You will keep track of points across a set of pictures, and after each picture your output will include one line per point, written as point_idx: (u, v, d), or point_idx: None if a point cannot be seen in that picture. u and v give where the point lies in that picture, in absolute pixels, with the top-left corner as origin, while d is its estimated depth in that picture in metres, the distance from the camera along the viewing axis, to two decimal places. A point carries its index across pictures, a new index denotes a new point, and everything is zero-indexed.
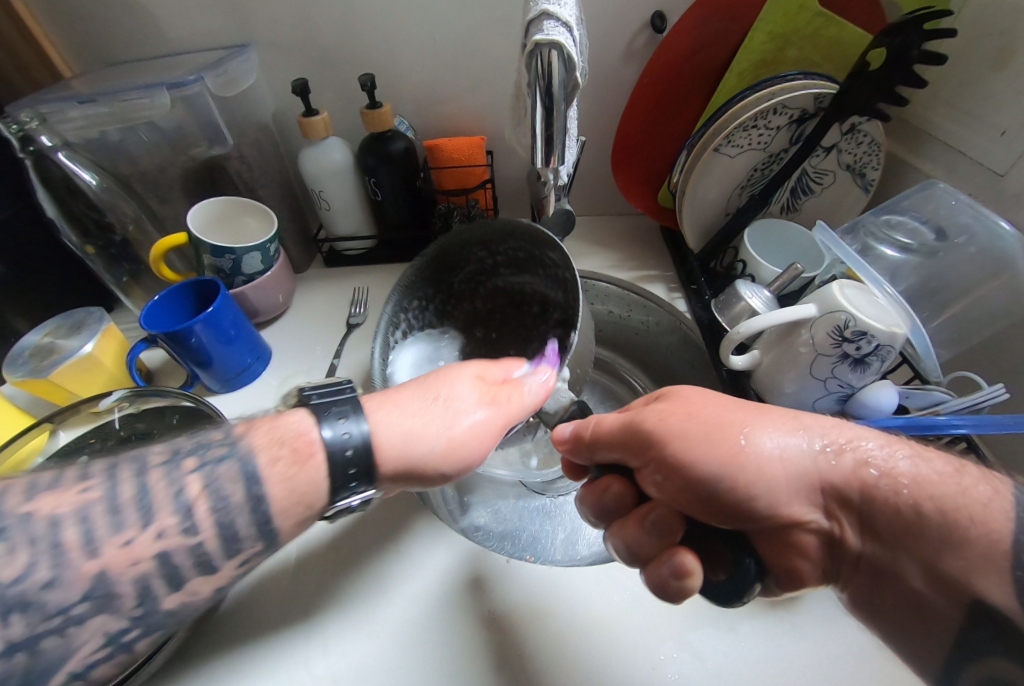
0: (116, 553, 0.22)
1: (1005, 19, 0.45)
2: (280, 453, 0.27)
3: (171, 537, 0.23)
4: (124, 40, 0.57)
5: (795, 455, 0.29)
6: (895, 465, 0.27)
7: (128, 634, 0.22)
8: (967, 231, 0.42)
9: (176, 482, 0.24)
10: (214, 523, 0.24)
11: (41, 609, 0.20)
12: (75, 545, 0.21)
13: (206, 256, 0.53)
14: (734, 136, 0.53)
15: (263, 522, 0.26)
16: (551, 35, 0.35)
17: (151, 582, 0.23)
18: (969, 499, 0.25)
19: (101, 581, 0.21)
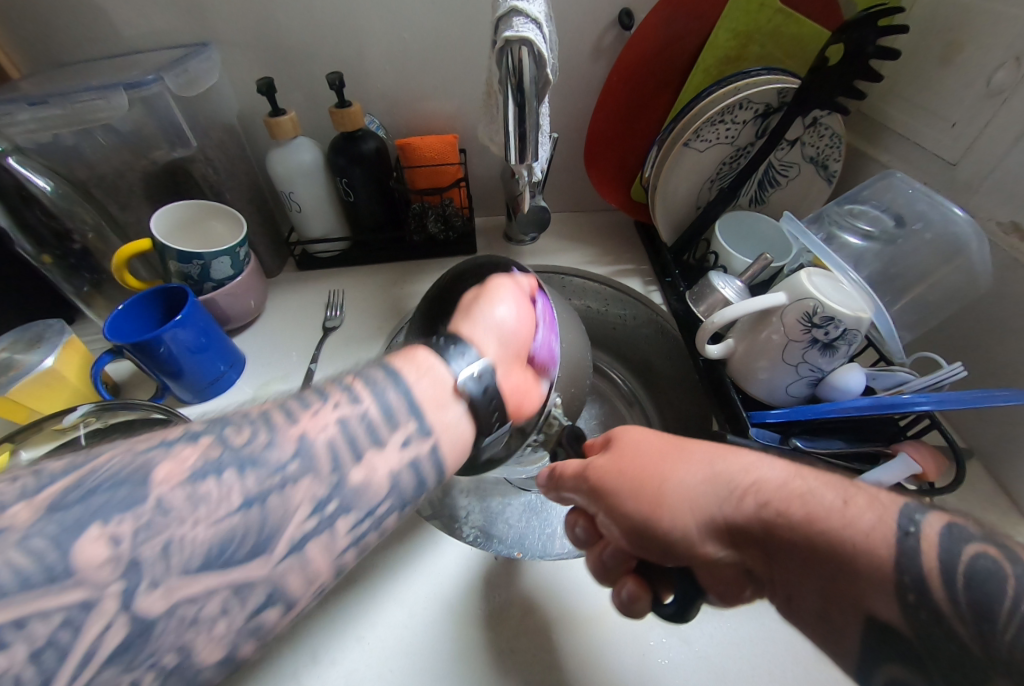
0: (307, 422, 0.24)
1: (954, 15, 0.47)
2: (407, 363, 0.29)
3: (343, 408, 0.26)
4: (76, 38, 0.55)
5: (704, 495, 0.28)
6: (787, 492, 0.26)
7: (327, 505, 0.23)
8: (923, 218, 0.44)
9: (344, 385, 0.27)
10: (377, 407, 0.26)
11: (264, 467, 0.22)
12: (279, 420, 0.24)
13: (172, 262, 0.51)
14: (703, 132, 0.54)
15: (408, 400, 0.27)
16: (521, 32, 0.35)
17: (337, 450, 0.24)
18: (851, 532, 0.23)
19: (304, 446, 0.24)
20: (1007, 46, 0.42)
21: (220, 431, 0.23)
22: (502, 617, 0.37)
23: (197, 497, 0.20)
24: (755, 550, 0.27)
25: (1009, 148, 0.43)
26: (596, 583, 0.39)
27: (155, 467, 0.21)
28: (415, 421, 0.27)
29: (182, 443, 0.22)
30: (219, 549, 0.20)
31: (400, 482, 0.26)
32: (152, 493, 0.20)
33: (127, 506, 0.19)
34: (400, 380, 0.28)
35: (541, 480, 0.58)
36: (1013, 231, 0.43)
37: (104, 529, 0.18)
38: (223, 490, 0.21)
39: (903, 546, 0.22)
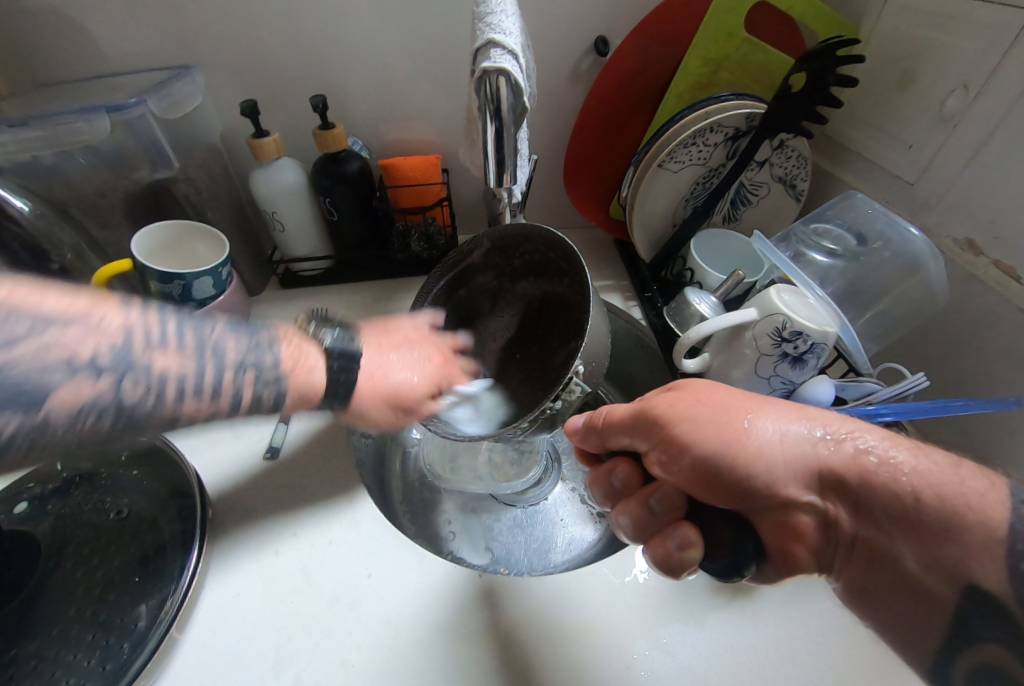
0: (186, 403, 0.24)
1: (906, 46, 0.50)
2: (291, 357, 0.28)
3: (184, 374, 0.24)
4: (58, 60, 0.55)
5: (797, 433, 0.30)
6: (889, 451, 0.28)
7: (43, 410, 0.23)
8: (883, 237, 0.46)
9: (224, 357, 0.26)
10: (180, 386, 0.24)
11: (131, 418, 0.23)
12: (172, 390, 0.24)
13: (154, 283, 0.51)
14: (676, 153, 0.56)
15: (276, 405, 0.28)
16: (498, 63, 0.37)
17: (195, 426, 0.26)
18: (967, 489, 0.25)
19: (176, 419, 0.25)
20: (956, 75, 0.45)
21: (121, 376, 0.22)
22: (485, 634, 0.37)
23: (73, 421, 0.21)
24: (848, 493, 0.28)
25: (961, 169, 0.45)
26: (580, 598, 0.40)
27: (55, 391, 0.20)
28: (152, 422, 0.24)
29: (84, 374, 0.21)
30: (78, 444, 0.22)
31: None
32: (42, 408, 0.20)
33: (14, 412, 0.19)
34: (276, 355, 0.28)
35: (528, 494, 0.56)
36: (968, 247, 0.45)
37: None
38: (88, 423, 0.22)
39: (1014, 514, 0.24)
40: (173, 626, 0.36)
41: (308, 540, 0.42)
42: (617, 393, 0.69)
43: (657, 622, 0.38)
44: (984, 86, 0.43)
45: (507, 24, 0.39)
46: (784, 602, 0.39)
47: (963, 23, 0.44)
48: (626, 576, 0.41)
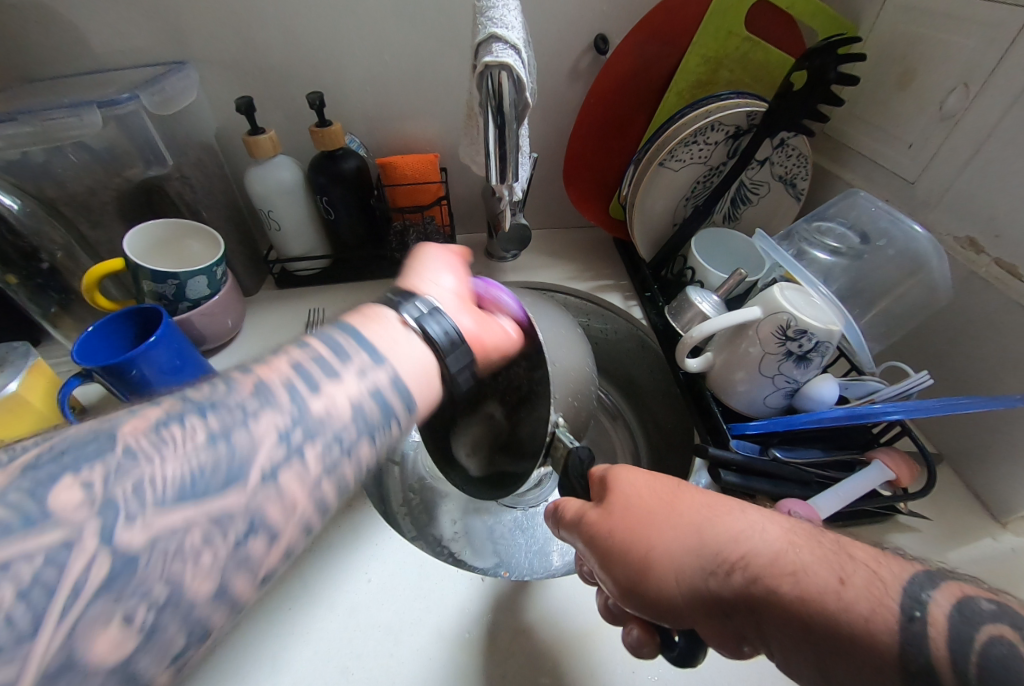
0: (263, 369, 0.25)
1: (906, 45, 0.50)
2: (359, 317, 0.31)
3: (295, 353, 0.27)
4: (48, 55, 0.54)
5: (688, 565, 0.26)
6: (774, 569, 0.23)
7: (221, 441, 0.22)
8: (886, 235, 0.46)
9: (296, 339, 0.28)
10: (246, 372, 0.25)
11: (227, 406, 0.23)
12: (238, 373, 0.25)
13: (146, 282, 0.50)
14: (677, 152, 0.56)
15: (370, 342, 0.29)
16: (500, 58, 0.36)
17: (294, 384, 0.25)
18: (851, 615, 0.21)
19: (261, 386, 0.24)
20: (956, 74, 0.45)
21: (180, 392, 0.23)
22: (489, 640, 0.37)
23: (163, 440, 0.21)
24: (739, 622, 0.24)
25: (962, 167, 0.45)
26: (585, 602, 0.39)
27: (120, 424, 0.21)
28: (268, 403, 0.24)
29: (144, 407, 0.22)
30: (191, 480, 0.20)
31: (364, 408, 0.26)
32: (119, 442, 0.20)
33: (96, 457, 0.19)
34: (352, 328, 0.30)
35: (528, 496, 0.57)
36: (969, 245, 0.45)
37: (76, 477, 0.18)
38: (187, 432, 0.21)
39: (908, 633, 0.20)
40: None
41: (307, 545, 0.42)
42: (616, 393, 0.70)
43: None
44: (985, 85, 0.43)
45: (508, 19, 0.38)
46: None
47: (963, 21, 0.44)
48: None
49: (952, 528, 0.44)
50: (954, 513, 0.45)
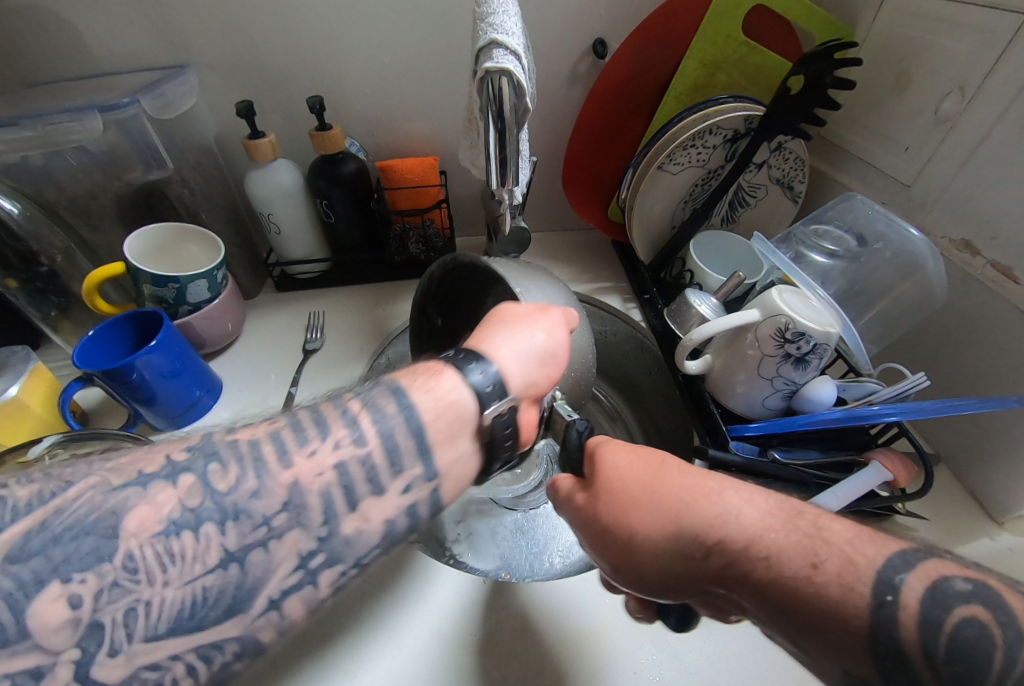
0: (303, 465, 0.23)
1: (902, 49, 0.51)
2: (426, 378, 0.27)
3: (343, 448, 0.24)
4: (47, 59, 0.54)
5: (669, 547, 0.28)
6: (747, 554, 0.24)
7: (236, 557, 0.21)
8: (883, 237, 0.47)
9: (342, 407, 0.26)
10: (282, 465, 0.23)
11: (249, 518, 0.21)
12: (272, 457, 0.23)
13: (146, 286, 0.50)
14: (675, 155, 0.57)
15: (418, 436, 0.25)
16: (501, 63, 0.36)
17: (330, 497, 0.23)
18: (822, 599, 0.21)
19: (293, 497, 0.22)
20: (951, 78, 0.46)
21: (201, 470, 0.22)
22: (492, 642, 0.37)
23: (168, 558, 0.19)
24: (720, 592, 0.26)
25: (957, 170, 0.46)
26: (587, 604, 0.39)
27: (128, 514, 0.20)
28: (295, 525, 0.22)
29: (161, 485, 0.21)
30: (191, 608, 0.19)
31: (394, 528, 0.25)
32: (121, 547, 0.19)
33: (93, 563, 0.18)
34: (419, 409, 0.26)
35: (527, 497, 0.59)
36: (965, 247, 0.46)
37: (64, 588, 0.18)
38: (200, 545, 0.20)
39: (879, 618, 0.20)
40: None
41: None
42: (616, 394, 0.70)
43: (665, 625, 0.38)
44: (980, 89, 0.43)
45: (509, 24, 0.39)
46: None
47: (958, 26, 0.45)
48: None
49: (949, 527, 0.44)
50: (951, 512, 0.45)
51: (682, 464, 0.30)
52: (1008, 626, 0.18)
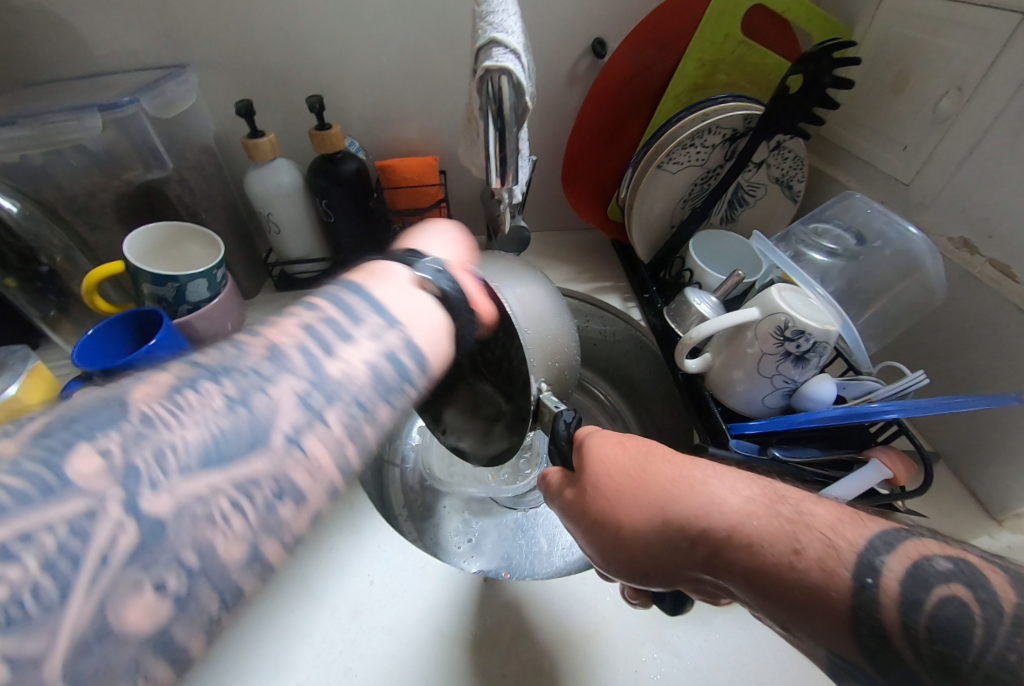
0: (272, 332, 0.23)
1: (900, 48, 0.51)
2: (366, 273, 0.27)
3: (310, 315, 0.24)
4: (47, 58, 0.54)
5: (658, 538, 0.28)
6: (734, 544, 0.24)
7: (240, 404, 0.20)
8: (882, 236, 0.47)
9: (304, 301, 0.26)
10: (263, 335, 0.23)
11: (243, 374, 0.21)
12: (253, 339, 0.23)
13: (146, 285, 0.50)
14: (675, 154, 0.57)
15: (382, 307, 0.25)
16: (500, 62, 0.36)
17: (309, 348, 0.23)
18: (803, 583, 0.22)
19: (274, 349, 0.22)
20: (949, 78, 0.46)
21: (187, 359, 0.22)
22: (492, 640, 0.37)
23: (178, 407, 0.19)
24: (708, 580, 0.27)
25: (955, 169, 0.46)
26: (586, 602, 0.39)
27: (132, 390, 0.19)
28: (287, 370, 0.22)
29: (153, 373, 0.20)
30: (216, 443, 0.19)
31: (383, 373, 0.24)
32: (134, 409, 0.18)
33: (109, 422, 0.18)
34: (371, 284, 0.27)
35: (528, 496, 0.58)
36: (964, 246, 0.46)
37: (92, 445, 0.17)
38: (203, 398, 0.20)
39: (861, 599, 0.21)
40: None
41: (308, 548, 0.42)
42: (615, 394, 0.70)
43: (664, 623, 0.38)
44: (977, 89, 0.43)
45: (508, 23, 0.39)
46: None
47: (956, 26, 0.45)
48: None
49: (949, 524, 0.44)
50: (951, 510, 0.45)
51: (667, 456, 0.31)
52: (987, 603, 0.19)
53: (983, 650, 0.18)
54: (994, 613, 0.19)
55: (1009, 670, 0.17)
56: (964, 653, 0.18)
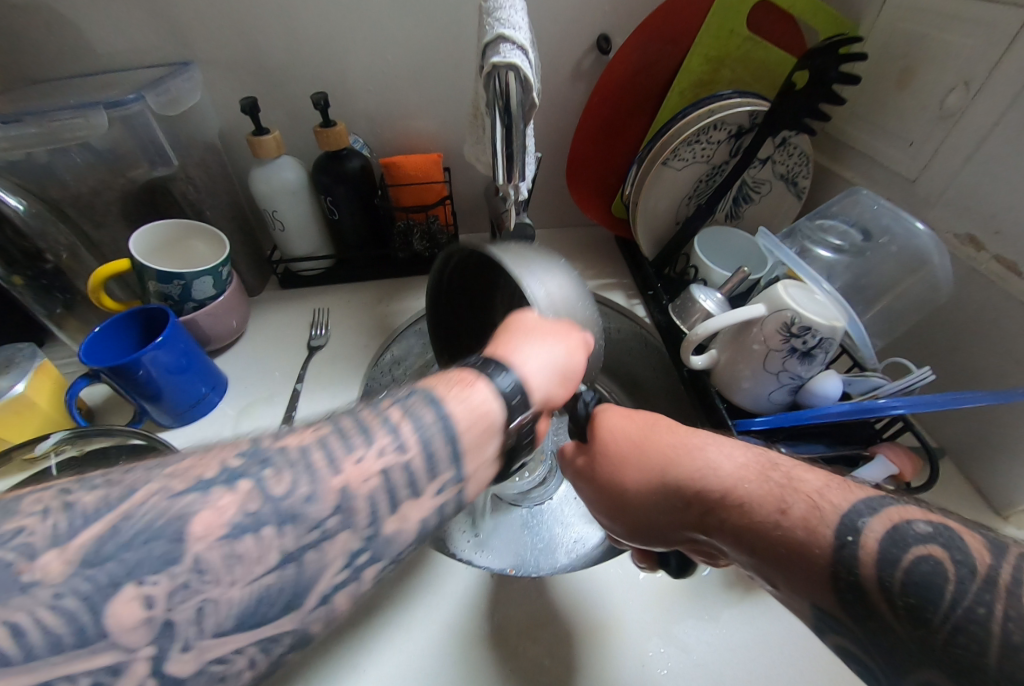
0: (351, 471, 0.22)
1: (907, 44, 0.51)
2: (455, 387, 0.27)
3: (387, 451, 0.24)
4: (51, 56, 0.54)
5: (661, 496, 0.31)
6: (723, 501, 0.27)
7: (292, 543, 0.20)
8: (888, 232, 0.47)
9: (383, 413, 0.25)
10: (328, 465, 0.22)
11: (304, 521, 0.21)
12: (322, 464, 0.22)
13: (151, 283, 0.50)
14: (680, 151, 0.57)
15: (453, 442, 0.25)
16: (508, 58, 0.36)
17: (377, 501, 0.23)
18: (786, 537, 0.24)
19: (344, 498, 0.22)
20: (955, 73, 0.46)
21: (257, 475, 0.21)
22: (499, 635, 0.37)
23: (232, 556, 0.19)
24: (704, 539, 0.30)
25: (961, 165, 0.46)
26: (595, 597, 0.39)
27: (192, 517, 0.19)
28: (342, 517, 0.22)
29: (220, 489, 0.20)
30: (254, 608, 0.19)
31: (427, 524, 0.25)
32: (188, 550, 0.18)
33: (161, 564, 0.18)
34: (450, 411, 0.26)
35: (533, 493, 0.58)
36: (970, 242, 0.46)
37: (138, 588, 0.17)
38: (259, 546, 0.20)
39: (842, 556, 0.22)
40: None
41: None
42: (620, 391, 0.70)
43: (672, 618, 0.38)
44: (984, 84, 0.43)
45: (516, 19, 0.38)
46: None
47: (963, 21, 0.45)
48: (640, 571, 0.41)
49: None
50: (955, 507, 0.45)
51: (675, 430, 0.34)
52: (963, 562, 0.20)
53: (954, 602, 0.19)
54: (967, 571, 0.20)
55: (977, 622, 0.18)
56: (938, 604, 0.19)
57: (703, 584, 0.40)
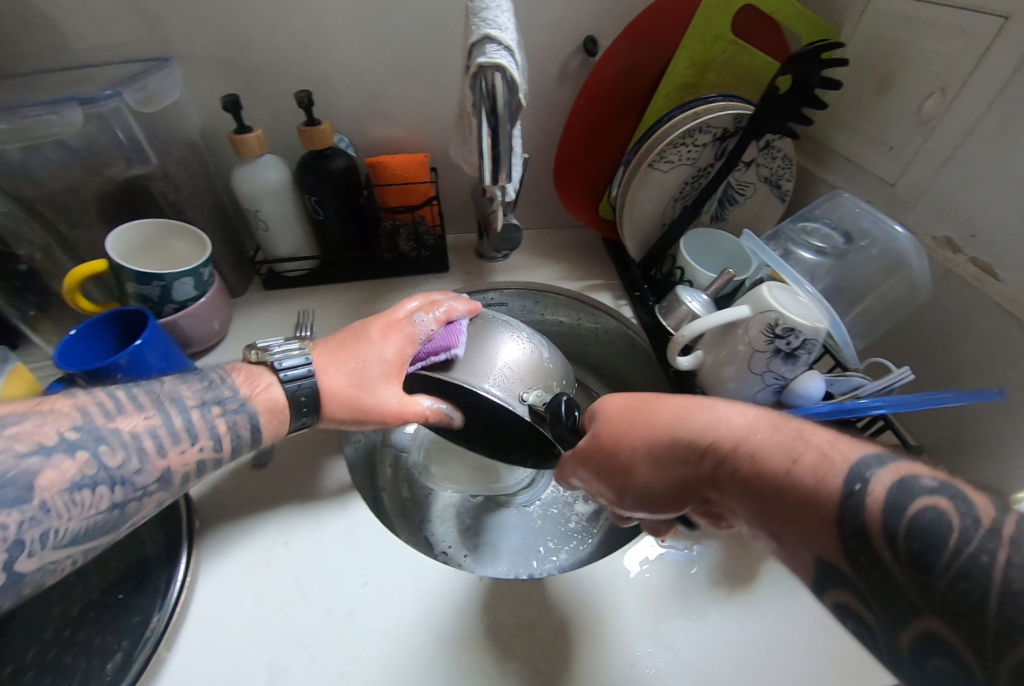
0: (172, 456, 0.31)
1: (886, 50, 0.52)
2: (246, 382, 0.36)
3: (204, 450, 0.32)
4: (22, 50, 0.52)
5: (670, 455, 0.31)
6: (737, 457, 0.26)
7: (115, 493, 0.28)
8: (869, 235, 0.48)
9: (208, 419, 0.33)
10: (155, 451, 0.30)
11: (129, 484, 0.28)
12: (151, 450, 0.30)
13: (130, 284, 0.49)
14: (666, 153, 0.57)
15: (256, 430, 0.35)
16: (494, 58, 0.36)
17: (186, 474, 0.32)
18: (794, 486, 0.24)
19: (166, 471, 0.30)
20: (933, 80, 0.47)
21: (94, 449, 0.27)
22: (486, 638, 0.37)
23: (73, 501, 0.26)
24: (715, 497, 0.29)
25: (938, 170, 0.47)
26: (585, 597, 0.39)
27: (40, 475, 0.25)
28: (158, 483, 0.30)
29: (61, 454, 0.26)
30: (83, 529, 0.26)
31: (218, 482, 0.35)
32: (37, 495, 0.24)
33: (15, 503, 0.23)
34: (253, 409, 0.35)
35: (520, 495, 0.58)
36: (947, 244, 0.47)
37: (0, 514, 0.23)
38: (94, 496, 0.27)
39: (849, 503, 0.21)
40: (160, 643, 0.34)
41: (301, 549, 0.41)
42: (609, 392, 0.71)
43: (660, 618, 0.38)
44: (960, 90, 0.44)
45: (502, 20, 0.38)
46: (782, 596, 0.39)
47: (939, 28, 0.46)
48: (632, 570, 0.41)
49: None
50: None
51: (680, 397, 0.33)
52: (966, 513, 0.19)
53: (956, 551, 0.18)
54: (972, 521, 0.18)
55: (979, 569, 0.17)
56: (941, 551, 0.18)
57: (690, 583, 0.40)
